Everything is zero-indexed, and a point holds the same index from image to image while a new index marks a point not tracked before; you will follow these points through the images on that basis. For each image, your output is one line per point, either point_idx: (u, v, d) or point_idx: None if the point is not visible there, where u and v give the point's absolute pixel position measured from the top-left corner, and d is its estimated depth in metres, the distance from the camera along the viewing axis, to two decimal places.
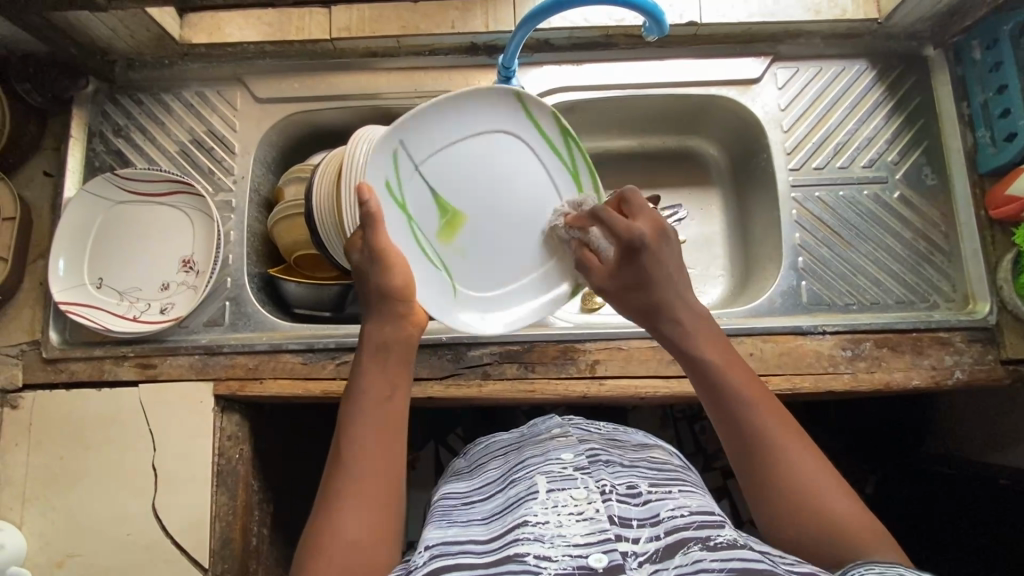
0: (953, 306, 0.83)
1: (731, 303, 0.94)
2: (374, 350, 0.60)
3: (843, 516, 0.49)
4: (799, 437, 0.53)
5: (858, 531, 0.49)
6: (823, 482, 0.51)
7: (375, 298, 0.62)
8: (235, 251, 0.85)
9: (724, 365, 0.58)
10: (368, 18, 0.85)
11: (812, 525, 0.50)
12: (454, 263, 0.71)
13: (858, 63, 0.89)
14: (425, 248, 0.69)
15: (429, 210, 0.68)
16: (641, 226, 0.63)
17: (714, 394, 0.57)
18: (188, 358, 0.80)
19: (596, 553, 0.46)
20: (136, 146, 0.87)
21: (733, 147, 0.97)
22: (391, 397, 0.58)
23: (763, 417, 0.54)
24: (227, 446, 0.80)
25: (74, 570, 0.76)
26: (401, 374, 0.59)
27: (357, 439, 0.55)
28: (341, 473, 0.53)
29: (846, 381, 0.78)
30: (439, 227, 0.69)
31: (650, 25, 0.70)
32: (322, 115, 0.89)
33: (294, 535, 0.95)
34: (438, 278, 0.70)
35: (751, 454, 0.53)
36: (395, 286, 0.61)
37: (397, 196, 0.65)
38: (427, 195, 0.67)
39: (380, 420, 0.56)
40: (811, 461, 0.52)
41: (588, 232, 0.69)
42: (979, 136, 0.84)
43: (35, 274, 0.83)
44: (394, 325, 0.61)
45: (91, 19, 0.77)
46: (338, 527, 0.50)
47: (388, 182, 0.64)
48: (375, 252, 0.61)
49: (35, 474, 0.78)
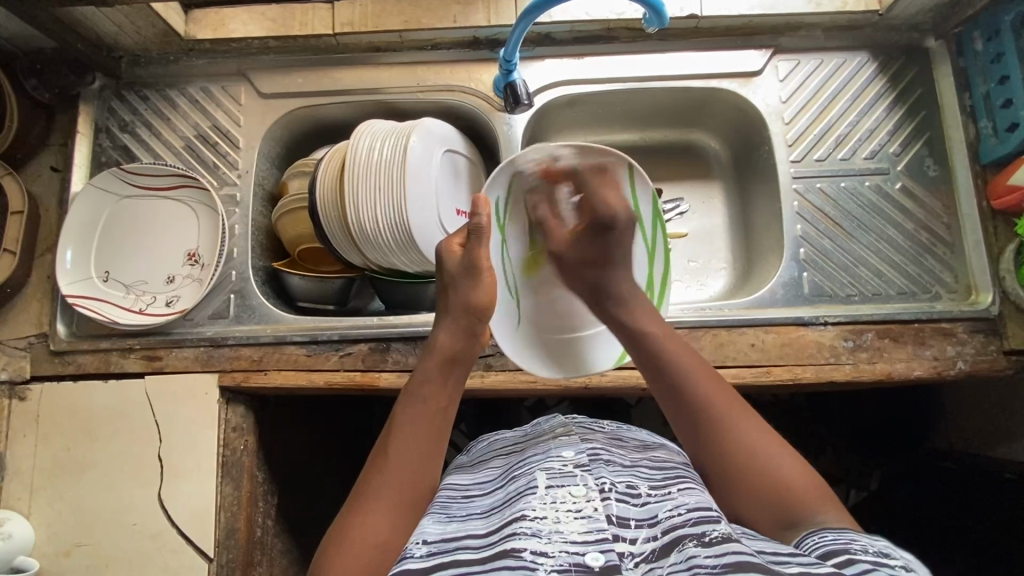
0: (956, 297, 0.83)
1: (733, 295, 0.95)
2: (444, 360, 0.62)
3: (791, 482, 0.52)
4: (745, 410, 0.57)
5: (805, 491, 0.51)
6: (762, 437, 0.55)
7: (454, 308, 0.64)
8: (239, 245, 0.85)
9: (660, 335, 0.63)
10: (370, 13, 0.86)
11: (752, 480, 0.53)
12: (523, 296, 0.77)
13: (860, 55, 0.89)
14: (508, 273, 0.75)
15: (521, 242, 0.76)
16: (614, 201, 0.68)
17: (653, 363, 0.61)
18: (193, 350, 0.81)
19: (594, 552, 0.46)
20: (142, 141, 0.88)
21: (734, 140, 0.97)
22: (447, 409, 0.61)
23: (708, 390, 0.58)
24: (232, 437, 0.80)
25: (81, 560, 0.77)
26: (456, 392, 0.62)
27: (405, 442, 0.57)
28: (382, 472, 0.56)
29: (847, 372, 0.78)
30: (523, 259, 0.76)
31: (651, 16, 0.71)
32: (326, 110, 0.90)
33: (299, 527, 0.96)
34: (508, 304, 0.74)
35: (700, 422, 0.57)
36: (480, 301, 0.64)
37: (500, 216, 0.72)
38: (522, 227, 0.75)
39: (433, 430, 0.59)
40: (760, 432, 0.55)
41: (555, 189, 0.72)
42: (982, 127, 0.83)
43: (43, 267, 0.84)
44: (466, 339, 0.64)
45: (97, 16, 0.78)
46: (371, 525, 0.52)
47: (497, 200, 0.71)
48: (473, 266, 0.64)
49: (43, 465, 0.79)
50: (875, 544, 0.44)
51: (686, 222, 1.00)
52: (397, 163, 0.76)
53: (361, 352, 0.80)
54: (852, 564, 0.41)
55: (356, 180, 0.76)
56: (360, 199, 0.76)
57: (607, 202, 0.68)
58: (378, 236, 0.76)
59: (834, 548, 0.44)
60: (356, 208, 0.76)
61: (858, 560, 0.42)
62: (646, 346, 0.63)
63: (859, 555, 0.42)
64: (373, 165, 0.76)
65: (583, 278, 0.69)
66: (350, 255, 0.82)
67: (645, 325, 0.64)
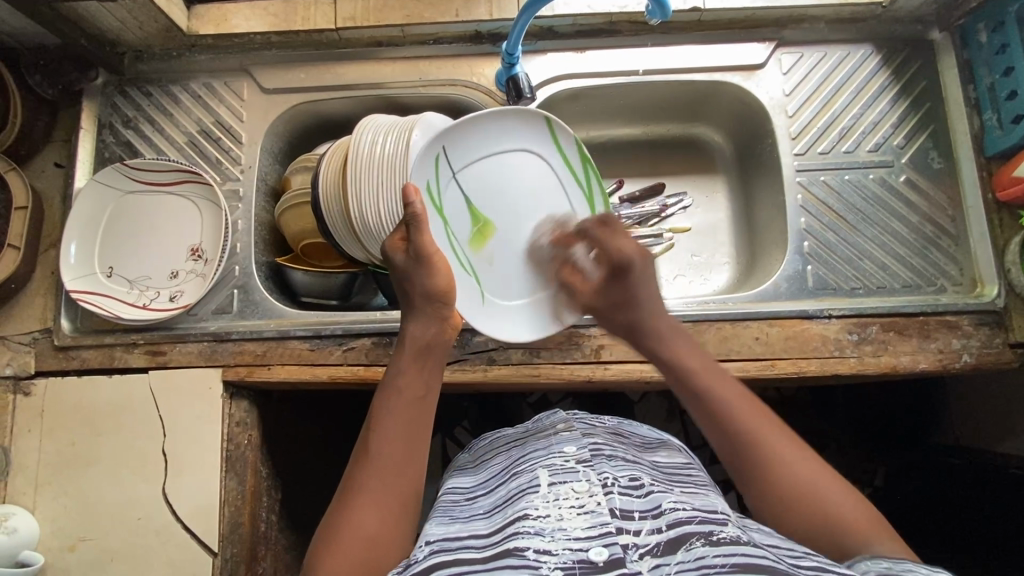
0: (961, 290, 0.82)
1: (737, 289, 0.94)
2: (416, 351, 0.62)
3: (845, 513, 0.51)
4: (792, 439, 0.56)
5: (860, 521, 0.51)
6: (817, 473, 0.53)
7: (417, 299, 0.64)
8: (242, 240, 0.86)
9: (705, 372, 0.60)
10: (372, 8, 0.85)
11: (808, 515, 0.52)
12: (481, 270, 0.77)
13: (864, 48, 0.88)
14: (458, 253, 0.75)
15: (462, 216, 0.76)
16: (624, 244, 0.67)
17: (701, 405, 0.59)
18: (197, 345, 0.81)
19: (597, 546, 0.46)
20: (145, 137, 0.88)
21: (737, 134, 0.97)
22: (425, 398, 0.61)
23: (755, 423, 0.56)
24: (235, 432, 0.80)
25: (86, 555, 0.77)
26: (434, 379, 0.62)
27: (387, 436, 0.57)
28: (366, 468, 0.55)
29: (852, 365, 0.78)
30: (470, 233, 0.77)
31: (654, 8, 0.71)
32: (329, 105, 0.90)
33: (303, 522, 0.96)
34: (469, 283, 0.75)
35: (749, 456, 0.55)
36: (440, 288, 0.64)
37: (436, 200, 0.73)
38: (460, 204, 0.75)
39: (413, 420, 0.59)
40: (808, 460, 0.54)
41: (570, 250, 0.75)
42: (987, 119, 0.83)
43: (47, 263, 0.85)
44: (435, 326, 0.63)
45: (100, 12, 0.78)
46: (357, 520, 0.52)
47: (429, 185, 0.72)
48: (420, 255, 0.63)
49: (48, 460, 0.79)
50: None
51: (689, 217, 1.00)
52: (398, 156, 0.75)
53: (364, 346, 0.80)
54: None
55: (358, 173, 0.76)
56: (362, 193, 0.76)
57: (619, 249, 0.67)
58: (381, 230, 0.76)
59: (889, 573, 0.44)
60: (359, 202, 0.76)
61: None
62: (691, 385, 0.60)
63: None
64: (377, 160, 0.76)
65: (614, 321, 0.68)
66: (352, 249, 0.82)
67: (687, 363, 0.62)
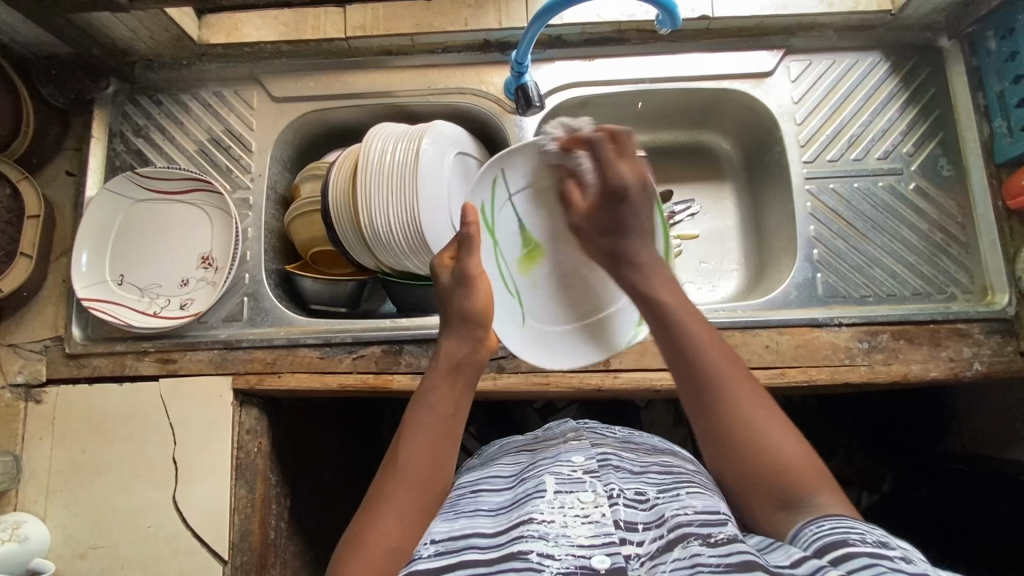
0: (971, 298, 0.82)
1: (746, 297, 0.95)
2: (449, 367, 0.63)
3: (789, 464, 0.51)
4: (741, 374, 0.55)
5: (802, 471, 0.51)
6: (766, 417, 0.53)
7: (453, 318, 0.65)
8: (252, 248, 0.86)
9: (675, 305, 0.61)
10: (382, 17, 0.86)
11: (752, 457, 0.52)
12: (525, 295, 0.78)
13: (872, 55, 0.88)
14: (504, 274, 0.76)
15: (513, 240, 0.77)
16: (625, 170, 0.66)
17: (667, 334, 0.59)
18: (208, 353, 0.81)
19: (599, 554, 0.46)
20: (155, 145, 0.89)
21: (746, 141, 0.97)
22: (456, 414, 0.61)
23: (713, 355, 0.56)
24: (246, 439, 0.81)
25: (97, 562, 0.77)
26: (466, 398, 0.62)
27: (418, 448, 0.57)
28: (395, 477, 0.56)
29: (863, 374, 0.78)
30: (518, 258, 0.78)
31: (664, 17, 0.71)
32: (337, 113, 0.90)
33: (312, 529, 0.96)
34: (511, 305, 0.76)
35: (699, 387, 0.55)
36: (476, 309, 0.65)
37: (489, 219, 0.74)
38: (512, 227, 0.77)
39: (444, 434, 0.59)
40: (762, 403, 0.54)
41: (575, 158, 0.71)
42: (997, 126, 0.83)
43: (58, 271, 0.85)
44: (470, 345, 0.64)
45: (112, 21, 0.79)
46: (383, 528, 0.52)
47: (483, 206, 0.73)
48: (465, 276, 0.65)
49: (59, 467, 0.79)
50: (874, 535, 0.44)
51: (697, 224, 1.00)
52: (409, 164, 0.75)
53: (374, 354, 0.81)
54: (853, 553, 0.42)
55: (368, 181, 0.76)
56: (372, 202, 0.76)
57: (618, 171, 0.65)
58: (391, 239, 0.76)
59: (834, 539, 0.44)
60: (368, 210, 0.76)
61: (860, 549, 0.42)
62: (661, 318, 0.60)
63: (859, 544, 0.43)
64: (387, 169, 0.76)
65: (598, 244, 0.68)
66: (362, 257, 0.82)
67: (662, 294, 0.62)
